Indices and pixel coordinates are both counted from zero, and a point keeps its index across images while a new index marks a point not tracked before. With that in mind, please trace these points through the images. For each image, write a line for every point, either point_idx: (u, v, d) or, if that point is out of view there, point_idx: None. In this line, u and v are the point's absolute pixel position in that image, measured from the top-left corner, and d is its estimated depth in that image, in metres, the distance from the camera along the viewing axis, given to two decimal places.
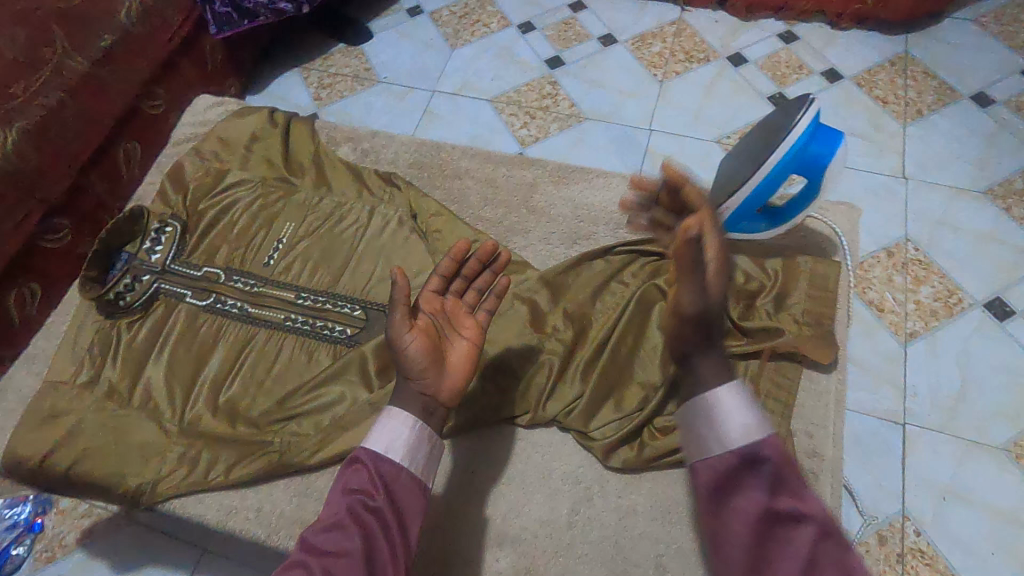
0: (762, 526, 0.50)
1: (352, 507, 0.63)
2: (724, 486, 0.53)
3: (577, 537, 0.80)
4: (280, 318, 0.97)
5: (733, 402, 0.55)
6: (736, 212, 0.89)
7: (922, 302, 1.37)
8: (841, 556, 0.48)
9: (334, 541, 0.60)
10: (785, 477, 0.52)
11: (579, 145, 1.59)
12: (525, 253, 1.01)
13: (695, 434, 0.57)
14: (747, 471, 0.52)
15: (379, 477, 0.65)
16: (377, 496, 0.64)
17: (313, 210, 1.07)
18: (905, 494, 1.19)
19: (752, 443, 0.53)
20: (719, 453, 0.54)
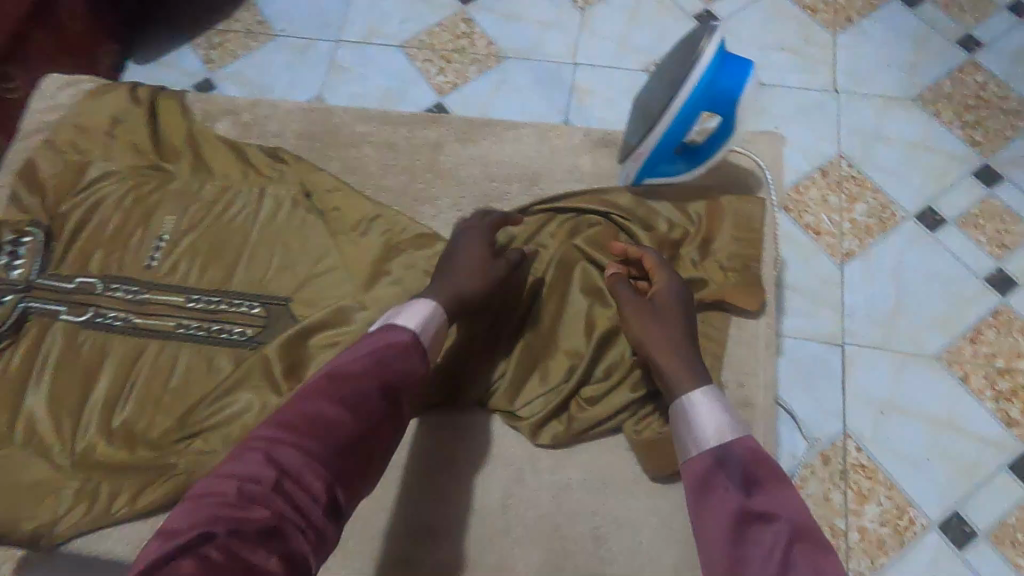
0: (737, 518, 0.59)
1: (381, 368, 0.67)
2: (703, 483, 0.63)
3: (512, 522, 0.77)
4: (171, 326, 0.87)
5: (708, 405, 0.68)
6: (650, 158, 0.85)
7: (857, 220, 1.36)
8: (805, 548, 0.56)
9: (358, 390, 0.65)
10: (755, 472, 0.62)
11: (503, 90, 1.47)
12: (434, 223, 0.92)
13: (680, 440, 0.68)
14: (721, 465, 0.63)
15: (411, 352, 0.70)
16: (406, 370, 0.69)
17: (194, 198, 0.95)
18: (847, 413, 1.21)
19: (726, 443, 0.65)
20: (698, 452, 0.65)
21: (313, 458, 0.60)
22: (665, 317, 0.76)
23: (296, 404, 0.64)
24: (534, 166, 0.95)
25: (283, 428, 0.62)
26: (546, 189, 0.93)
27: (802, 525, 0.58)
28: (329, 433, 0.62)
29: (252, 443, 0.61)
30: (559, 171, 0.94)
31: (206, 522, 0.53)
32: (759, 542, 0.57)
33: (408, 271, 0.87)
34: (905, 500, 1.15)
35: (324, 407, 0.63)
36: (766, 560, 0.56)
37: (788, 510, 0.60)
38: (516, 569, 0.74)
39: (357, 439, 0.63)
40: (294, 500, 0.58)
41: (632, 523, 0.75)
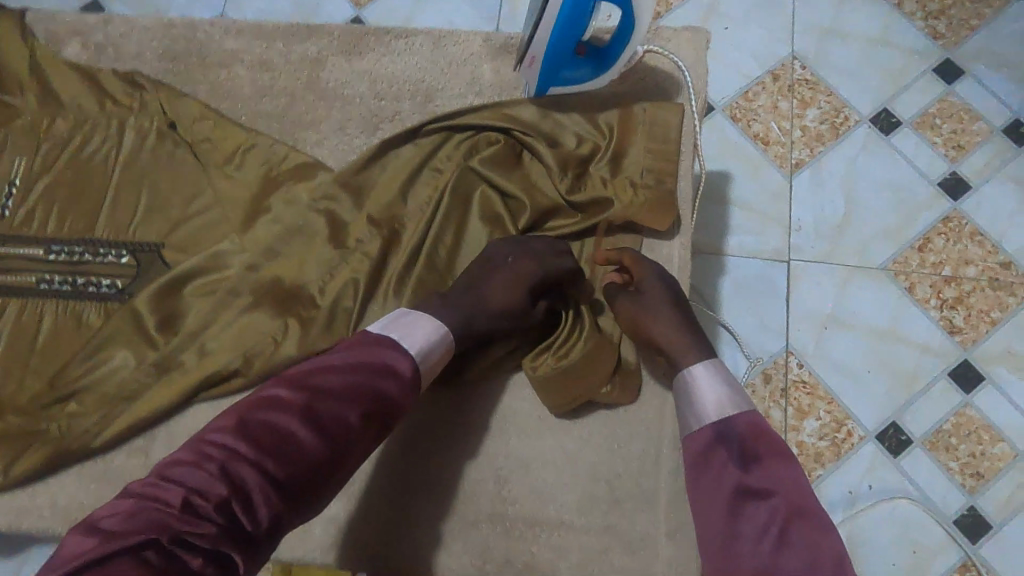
0: (733, 496, 0.58)
1: (366, 390, 0.60)
2: (701, 457, 0.62)
3: (412, 468, 0.72)
4: (32, 282, 0.79)
5: (708, 378, 0.65)
6: (548, 64, 0.76)
7: (808, 127, 1.27)
8: (806, 529, 0.55)
9: (334, 413, 0.57)
10: (754, 447, 0.60)
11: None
12: (317, 150, 0.82)
13: (682, 412, 0.66)
14: (720, 441, 0.61)
15: (407, 374, 0.62)
16: (397, 393, 0.61)
17: (46, 136, 0.84)
18: (790, 331, 1.18)
19: (726, 417, 0.62)
20: (698, 425, 0.63)
21: (270, 480, 0.54)
22: (656, 299, 0.71)
23: (262, 411, 0.57)
24: (427, 79, 0.84)
25: (243, 438, 0.55)
26: (441, 105, 0.83)
27: (801, 503, 0.57)
28: (293, 456, 0.55)
29: (207, 448, 0.54)
30: (456, 83, 0.83)
31: (142, 534, 0.48)
32: (754, 520, 0.56)
33: (289, 206, 0.78)
34: (844, 414, 1.14)
35: (293, 425, 0.56)
36: (759, 537, 0.55)
37: (791, 485, 0.58)
38: (416, 517, 0.70)
39: (322, 465, 0.56)
40: (240, 522, 0.52)
41: (536, 461, 0.72)
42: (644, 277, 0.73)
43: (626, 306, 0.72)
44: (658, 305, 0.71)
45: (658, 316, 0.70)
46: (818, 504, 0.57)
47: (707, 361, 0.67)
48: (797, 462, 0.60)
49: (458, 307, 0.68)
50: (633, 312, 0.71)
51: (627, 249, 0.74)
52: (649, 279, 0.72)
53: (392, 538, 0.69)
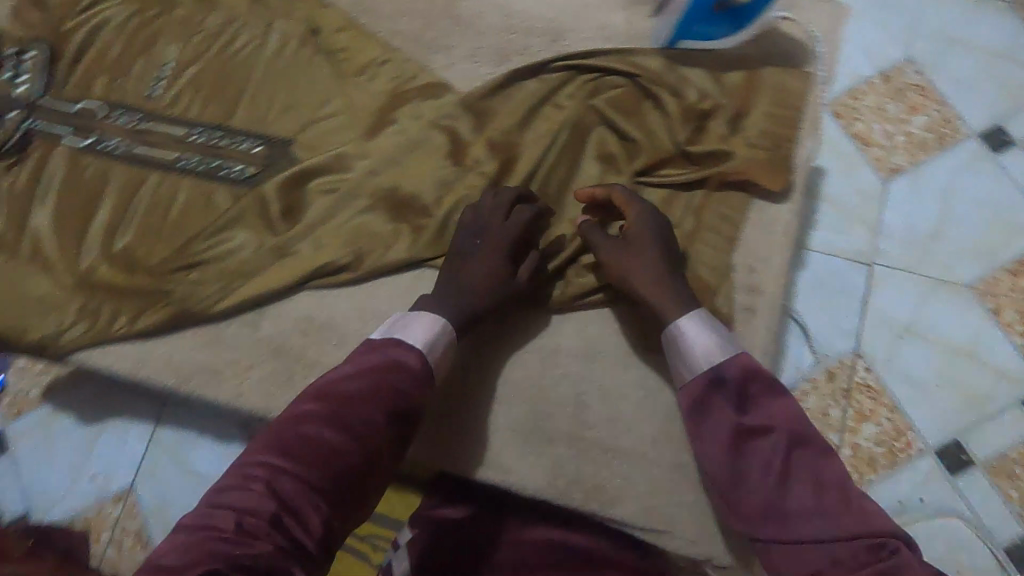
0: (734, 438, 0.65)
1: (383, 388, 0.66)
2: (701, 405, 0.67)
3: (498, 378, 0.76)
4: (172, 159, 0.86)
5: (698, 329, 0.68)
6: (687, 16, 0.79)
7: (913, 134, 1.22)
8: (806, 456, 0.63)
9: (360, 414, 0.64)
10: (748, 389, 0.66)
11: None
12: (446, 73, 0.86)
13: (676, 364, 0.70)
14: (716, 388, 0.66)
15: (418, 368, 0.68)
16: (412, 390, 0.67)
17: (198, 28, 0.90)
18: (861, 333, 1.14)
19: (720, 363, 0.67)
20: (692, 375, 0.68)
21: (314, 488, 0.59)
22: (641, 249, 0.71)
23: (292, 428, 0.64)
24: (560, 19, 0.86)
25: (282, 455, 0.61)
26: (569, 46, 0.85)
27: (796, 432, 0.64)
28: (329, 459, 0.61)
29: (251, 471, 0.60)
30: (587, 26, 0.85)
31: (211, 555, 0.52)
32: (757, 455, 0.64)
33: (414, 122, 0.83)
34: (906, 423, 1.10)
35: (323, 432, 0.63)
36: (766, 470, 0.63)
37: (784, 418, 0.65)
38: (495, 424, 0.74)
39: (357, 464, 0.62)
40: (294, 533, 0.56)
41: (616, 392, 0.74)
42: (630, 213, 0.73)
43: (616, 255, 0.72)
44: (643, 256, 0.71)
45: (642, 265, 0.71)
46: (809, 429, 0.65)
47: (688, 314, 0.69)
48: (785, 394, 0.68)
49: (458, 290, 0.72)
50: (618, 264, 0.72)
51: (606, 190, 0.74)
52: (633, 214, 0.73)
53: (472, 437, 0.74)
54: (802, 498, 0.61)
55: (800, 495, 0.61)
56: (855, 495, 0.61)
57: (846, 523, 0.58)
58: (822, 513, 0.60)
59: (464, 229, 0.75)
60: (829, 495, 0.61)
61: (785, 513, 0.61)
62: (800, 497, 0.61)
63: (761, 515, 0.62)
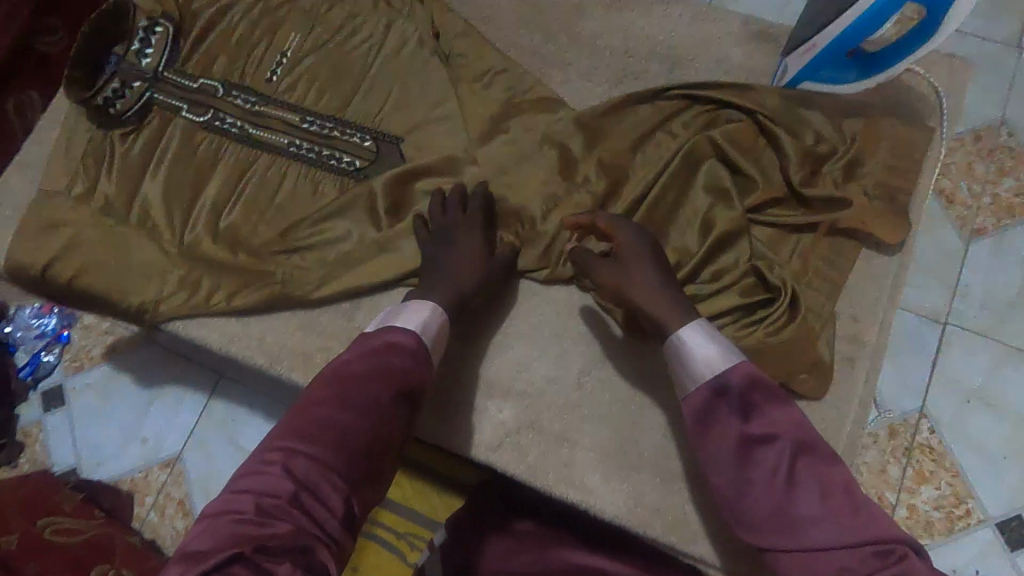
0: (739, 447, 0.61)
1: (387, 369, 0.66)
2: (703, 416, 0.64)
3: (585, 398, 0.75)
4: (284, 143, 0.87)
5: (699, 339, 0.66)
6: (816, 60, 0.76)
7: (999, 198, 1.05)
8: (812, 464, 0.59)
9: (368, 395, 0.63)
10: (753, 398, 0.62)
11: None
12: (560, 89, 0.87)
13: (677, 375, 0.67)
14: (719, 396, 0.63)
15: (417, 349, 0.68)
16: (414, 371, 0.67)
17: (321, 19, 0.92)
18: (928, 392, 1.00)
19: (721, 371, 0.64)
20: (694, 386, 0.65)
21: (327, 470, 0.58)
22: (635, 260, 0.71)
23: (300, 414, 0.62)
24: (680, 48, 0.86)
25: (296, 439, 0.59)
26: (687, 75, 0.86)
27: (800, 439, 0.61)
28: (338, 441, 0.60)
29: (263, 459, 0.58)
30: (706, 58, 0.86)
31: (229, 544, 0.51)
32: (763, 464, 0.60)
33: (525, 133, 0.83)
34: (965, 490, 0.97)
35: (332, 415, 0.62)
36: (771, 479, 0.59)
37: (788, 425, 0.61)
38: (578, 444, 0.74)
39: (367, 446, 0.61)
40: (315, 516, 0.56)
41: None
42: (622, 235, 0.73)
43: (613, 274, 0.72)
44: (636, 267, 0.71)
45: (641, 280, 0.70)
46: (812, 434, 0.62)
47: (686, 323, 0.67)
48: (787, 400, 0.64)
49: (451, 283, 0.74)
50: (617, 277, 0.72)
51: (590, 215, 0.75)
52: (624, 235, 0.73)
53: (555, 453, 0.74)
54: (810, 507, 0.57)
55: (807, 503, 0.57)
56: (862, 501, 0.58)
57: (854, 531, 0.55)
58: (830, 521, 0.56)
59: (453, 229, 0.78)
60: (836, 503, 0.57)
61: (792, 523, 0.57)
62: (807, 505, 0.57)
63: (768, 526, 0.59)
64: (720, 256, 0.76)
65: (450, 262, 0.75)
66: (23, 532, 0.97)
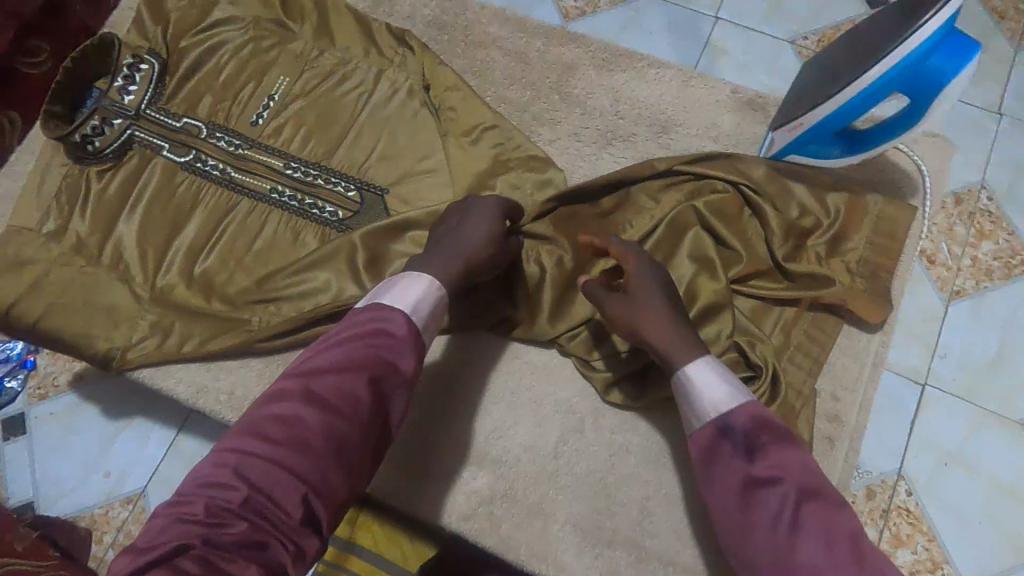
0: (742, 487, 0.58)
1: (366, 356, 0.61)
2: (708, 455, 0.61)
3: (561, 468, 0.74)
4: (266, 189, 0.86)
5: (707, 378, 0.63)
6: (804, 136, 0.76)
7: (978, 261, 1.05)
8: (822, 512, 0.55)
9: (341, 385, 0.59)
10: (758, 438, 0.59)
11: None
12: (549, 148, 0.86)
13: (684, 413, 0.65)
14: (723, 436, 0.60)
15: (401, 333, 0.63)
16: (396, 359, 0.62)
17: (311, 64, 0.91)
18: (906, 454, 0.98)
19: (728, 410, 0.61)
20: (700, 424, 0.62)
21: (287, 470, 0.53)
22: (645, 294, 0.68)
23: (267, 407, 0.58)
24: (669, 112, 0.87)
25: (258, 433, 0.55)
26: (675, 140, 0.86)
27: (808, 484, 0.57)
28: (305, 436, 0.55)
29: (218, 459, 0.54)
30: (695, 124, 0.86)
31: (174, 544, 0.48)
32: (767, 509, 0.57)
33: (513, 191, 0.83)
34: (941, 556, 0.95)
35: (301, 410, 0.57)
36: (774, 524, 0.56)
37: (796, 470, 0.58)
38: (553, 517, 0.72)
39: (338, 441, 0.57)
40: (273, 517, 0.51)
41: (684, 504, 0.72)
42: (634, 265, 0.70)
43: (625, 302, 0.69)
44: (648, 300, 0.68)
45: (651, 314, 0.67)
46: (824, 482, 0.58)
47: (696, 361, 0.64)
48: (800, 444, 0.60)
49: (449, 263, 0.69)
50: (627, 310, 0.68)
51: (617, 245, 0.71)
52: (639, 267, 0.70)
53: (529, 526, 0.72)
54: (814, 557, 0.53)
55: (812, 554, 0.53)
56: (875, 558, 0.53)
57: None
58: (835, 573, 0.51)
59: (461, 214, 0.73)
60: (843, 554, 0.52)
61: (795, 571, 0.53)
62: (810, 556, 0.53)
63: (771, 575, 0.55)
64: (703, 328, 0.75)
65: (456, 250, 0.70)
66: None
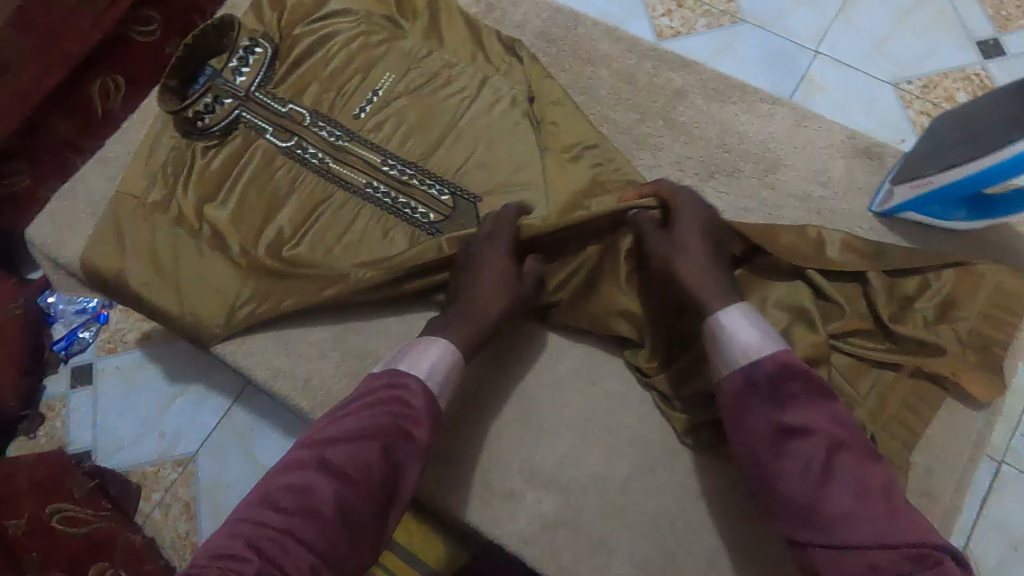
0: (771, 436, 0.58)
1: (377, 426, 0.63)
2: (736, 405, 0.61)
3: (629, 504, 0.72)
4: (361, 183, 0.86)
5: (739, 323, 0.63)
6: (927, 196, 0.74)
7: None
8: (852, 463, 0.56)
9: (351, 454, 0.61)
10: (788, 388, 0.59)
11: (838, 25, 1.15)
12: (649, 174, 0.85)
13: (713, 358, 0.64)
14: (752, 387, 0.60)
15: (413, 401, 0.65)
16: (406, 426, 0.64)
17: (417, 63, 0.92)
18: (973, 534, 0.88)
19: (758, 357, 0.61)
20: (728, 370, 0.62)
21: (298, 539, 0.55)
22: (691, 236, 0.69)
23: (280, 477, 0.60)
24: (778, 152, 0.84)
25: (269, 505, 0.57)
26: (782, 180, 0.83)
27: (839, 436, 0.57)
28: (314, 506, 0.57)
29: (234, 527, 0.56)
30: (804, 167, 0.83)
31: None
32: (798, 457, 0.57)
33: None
34: None
35: (312, 478, 0.59)
36: (804, 472, 0.56)
37: (826, 421, 0.58)
38: (616, 553, 0.70)
39: (349, 510, 0.58)
40: None
41: (755, 561, 0.69)
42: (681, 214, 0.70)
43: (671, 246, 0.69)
44: (692, 243, 0.69)
45: (688, 256, 0.68)
46: (853, 431, 0.58)
47: (732, 307, 0.64)
48: (829, 394, 0.60)
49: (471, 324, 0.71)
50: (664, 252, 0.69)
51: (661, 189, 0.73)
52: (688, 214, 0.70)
53: (591, 559, 0.70)
54: (842, 503, 0.54)
55: (840, 500, 0.54)
56: (902, 504, 0.55)
57: (891, 534, 0.52)
58: (863, 521, 0.53)
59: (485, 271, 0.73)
60: (874, 503, 0.54)
61: (822, 518, 0.54)
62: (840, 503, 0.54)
63: (797, 518, 0.56)
64: None
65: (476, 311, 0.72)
66: (31, 516, 0.99)
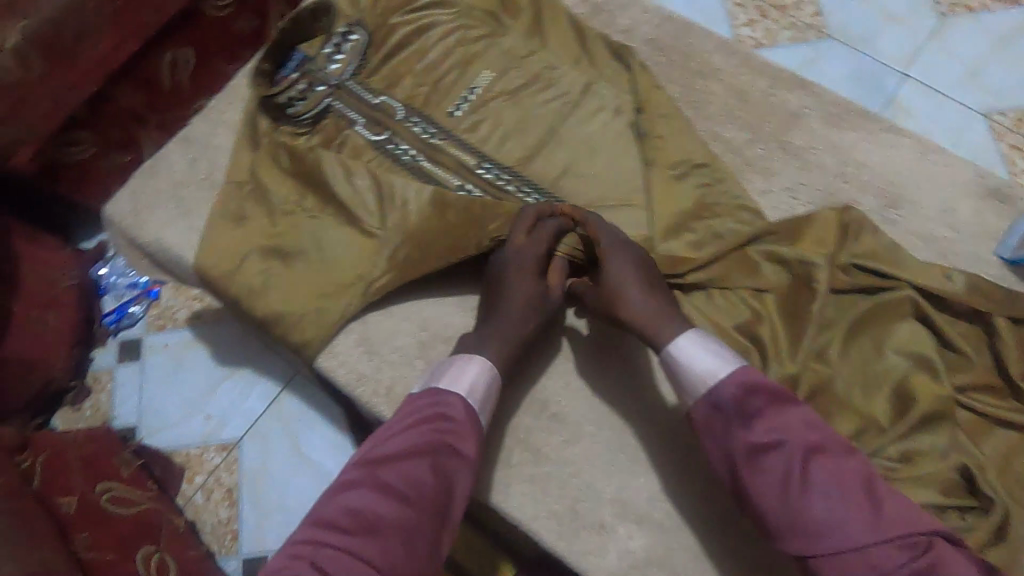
0: (743, 455, 0.56)
1: (427, 441, 0.60)
2: (706, 431, 0.59)
3: (728, 549, 0.68)
4: (452, 184, 0.81)
5: (691, 350, 0.62)
6: None
7: None
8: (831, 466, 0.54)
9: (405, 471, 0.57)
10: (753, 402, 0.57)
11: (930, 48, 1.09)
12: (759, 198, 0.80)
13: (675, 388, 0.64)
14: (717, 411, 0.59)
15: (459, 415, 0.63)
16: (455, 441, 0.61)
17: (517, 62, 0.88)
18: None
19: (716, 382, 0.59)
20: (693, 400, 0.61)
21: (358, 560, 0.51)
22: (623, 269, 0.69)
23: (334, 499, 0.57)
24: (900, 186, 0.79)
25: (324, 527, 0.54)
26: (902, 216, 0.78)
27: (811, 439, 0.55)
28: (372, 523, 0.54)
29: (292, 552, 0.53)
30: (927, 205, 0.78)
31: None
32: (772, 471, 0.55)
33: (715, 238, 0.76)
34: None
35: (368, 499, 0.55)
36: (783, 485, 0.54)
37: (798, 427, 0.56)
38: None
39: (407, 527, 0.54)
40: None
41: None
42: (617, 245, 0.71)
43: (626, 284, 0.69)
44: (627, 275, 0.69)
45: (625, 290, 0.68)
46: (823, 432, 0.56)
47: (675, 339, 0.63)
48: (793, 399, 0.58)
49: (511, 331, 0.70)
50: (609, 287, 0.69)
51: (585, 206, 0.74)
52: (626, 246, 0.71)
53: None
54: (826, 506, 0.52)
55: (825, 506, 0.52)
56: (883, 494, 0.53)
57: (880, 528, 0.50)
58: (851, 520, 0.51)
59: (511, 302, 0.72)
60: (855, 501, 0.52)
61: (811, 528, 0.52)
62: (827, 510, 0.52)
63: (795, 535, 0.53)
64: (918, 436, 0.66)
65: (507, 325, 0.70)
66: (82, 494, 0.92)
